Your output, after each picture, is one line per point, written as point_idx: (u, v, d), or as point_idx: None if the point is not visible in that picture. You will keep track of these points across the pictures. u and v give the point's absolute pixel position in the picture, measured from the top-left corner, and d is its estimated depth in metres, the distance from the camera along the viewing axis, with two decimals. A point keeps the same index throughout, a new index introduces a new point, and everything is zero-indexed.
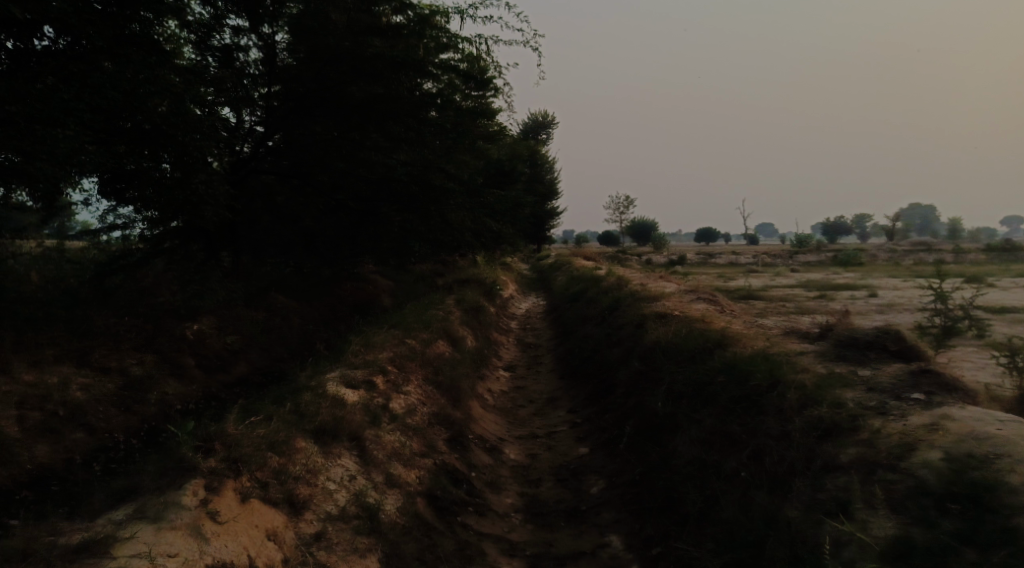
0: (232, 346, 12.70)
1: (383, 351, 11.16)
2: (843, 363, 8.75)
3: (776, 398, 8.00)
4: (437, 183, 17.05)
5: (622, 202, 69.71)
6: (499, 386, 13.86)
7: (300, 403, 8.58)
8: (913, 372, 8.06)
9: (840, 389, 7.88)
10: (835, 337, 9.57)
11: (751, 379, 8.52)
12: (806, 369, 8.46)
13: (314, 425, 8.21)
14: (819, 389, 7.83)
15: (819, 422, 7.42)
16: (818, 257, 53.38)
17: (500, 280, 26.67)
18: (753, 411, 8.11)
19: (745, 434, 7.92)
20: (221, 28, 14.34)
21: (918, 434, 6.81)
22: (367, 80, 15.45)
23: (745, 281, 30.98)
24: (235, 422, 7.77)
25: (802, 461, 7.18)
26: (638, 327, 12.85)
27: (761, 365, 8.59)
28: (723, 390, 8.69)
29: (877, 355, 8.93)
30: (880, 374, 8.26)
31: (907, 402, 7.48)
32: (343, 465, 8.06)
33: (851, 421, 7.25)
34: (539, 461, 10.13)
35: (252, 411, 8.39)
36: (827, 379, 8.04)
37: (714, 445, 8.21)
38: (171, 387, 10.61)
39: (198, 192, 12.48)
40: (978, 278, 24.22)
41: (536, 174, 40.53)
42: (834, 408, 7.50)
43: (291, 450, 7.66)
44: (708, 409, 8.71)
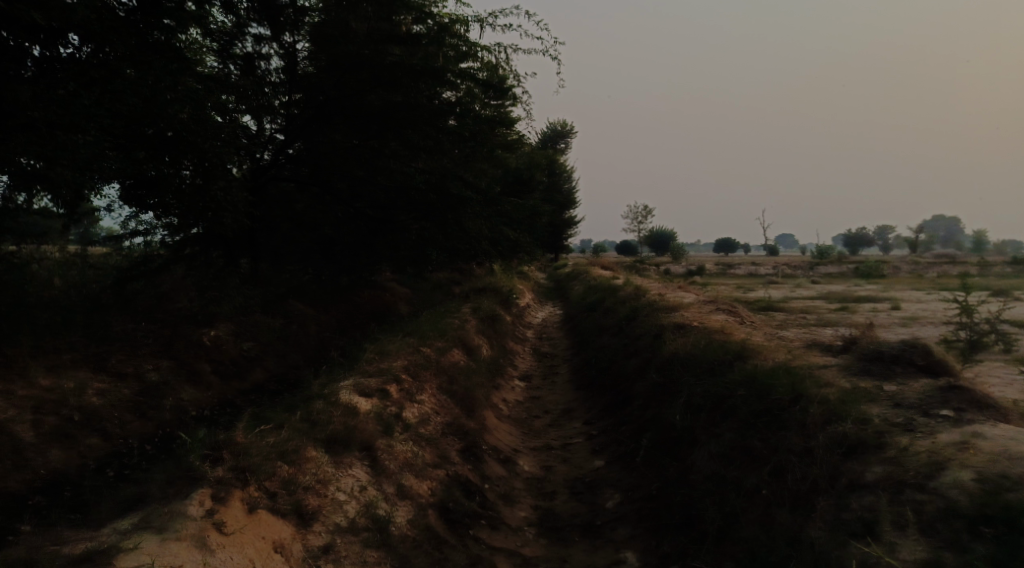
0: (248, 352, 12.66)
1: (398, 360, 11.07)
2: (867, 378, 8.54)
3: (798, 413, 7.81)
4: (454, 191, 16.78)
5: (641, 212, 69.44)
6: (514, 396, 13.73)
7: (313, 412, 8.51)
8: (941, 388, 7.84)
9: (865, 404, 7.67)
10: (859, 351, 9.36)
11: (773, 392, 8.33)
12: (829, 383, 8.25)
13: (325, 434, 8.15)
14: (843, 404, 7.63)
15: (842, 439, 7.22)
16: (839, 269, 52.77)
17: (517, 289, 26.57)
18: (774, 425, 7.92)
19: (766, 450, 7.73)
20: (242, 36, 14.44)
21: (949, 453, 6.59)
22: (387, 88, 15.46)
23: (765, 292, 30.66)
24: (245, 431, 7.73)
25: (826, 479, 6.98)
26: (656, 338, 12.68)
27: (782, 379, 8.40)
28: (744, 404, 8.50)
29: (903, 369, 8.71)
30: (906, 389, 8.03)
31: (935, 419, 7.26)
32: (355, 476, 7.96)
33: (877, 439, 7.05)
34: (554, 473, 9.97)
35: (265, 420, 8.32)
36: (851, 394, 7.84)
37: (733, 460, 8.03)
38: (186, 394, 10.57)
39: (217, 198, 12.58)
40: (1004, 292, 23.77)
41: (555, 184, 40.47)
42: (859, 424, 7.30)
43: (301, 460, 7.59)
44: (728, 423, 8.52)
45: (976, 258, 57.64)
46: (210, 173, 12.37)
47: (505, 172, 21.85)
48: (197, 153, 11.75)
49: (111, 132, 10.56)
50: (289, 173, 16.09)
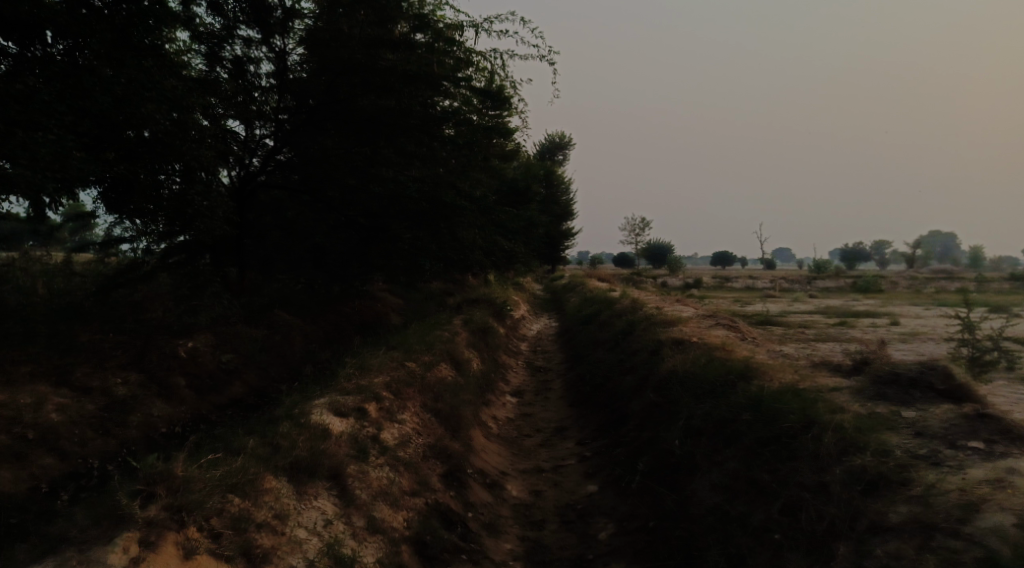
0: (227, 365, 12.05)
1: (379, 376, 10.50)
2: (883, 402, 7.98)
3: (810, 442, 7.25)
4: (449, 201, 16.02)
5: (639, 224, 68.97)
6: (505, 413, 13.17)
7: (284, 437, 7.95)
8: (965, 415, 7.30)
9: (883, 433, 7.13)
10: (871, 372, 8.81)
11: (781, 418, 7.77)
12: (843, 408, 7.67)
13: (288, 460, 7.61)
14: (859, 432, 7.08)
15: (859, 475, 6.67)
16: (837, 283, 52.24)
17: (512, 300, 26.02)
18: (782, 455, 7.38)
19: (775, 483, 7.17)
20: (232, 39, 13.96)
21: (983, 492, 6.03)
22: (378, 93, 14.80)
23: (762, 306, 30.16)
24: (191, 461, 7.13)
25: (843, 520, 6.41)
26: (653, 354, 12.12)
27: (792, 404, 7.81)
28: (749, 429, 7.94)
29: (922, 394, 8.15)
30: (928, 416, 7.48)
31: (964, 451, 6.70)
32: (319, 509, 7.37)
33: (897, 473, 6.52)
34: (544, 499, 9.38)
35: (228, 444, 7.76)
36: (866, 421, 7.30)
37: (737, 493, 7.48)
38: (157, 408, 9.97)
39: (195, 204, 11.91)
40: (1004, 308, 23.29)
41: (552, 195, 39.94)
42: (878, 456, 6.75)
43: (256, 492, 7.02)
44: (732, 451, 7.97)
45: (975, 275, 57.21)
46: (191, 176, 11.78)
47: (502, 182, 21.34)
48: (176, 156, 11.23)
49: (82, 133, 10.05)
50: (279, 180, 15.56)
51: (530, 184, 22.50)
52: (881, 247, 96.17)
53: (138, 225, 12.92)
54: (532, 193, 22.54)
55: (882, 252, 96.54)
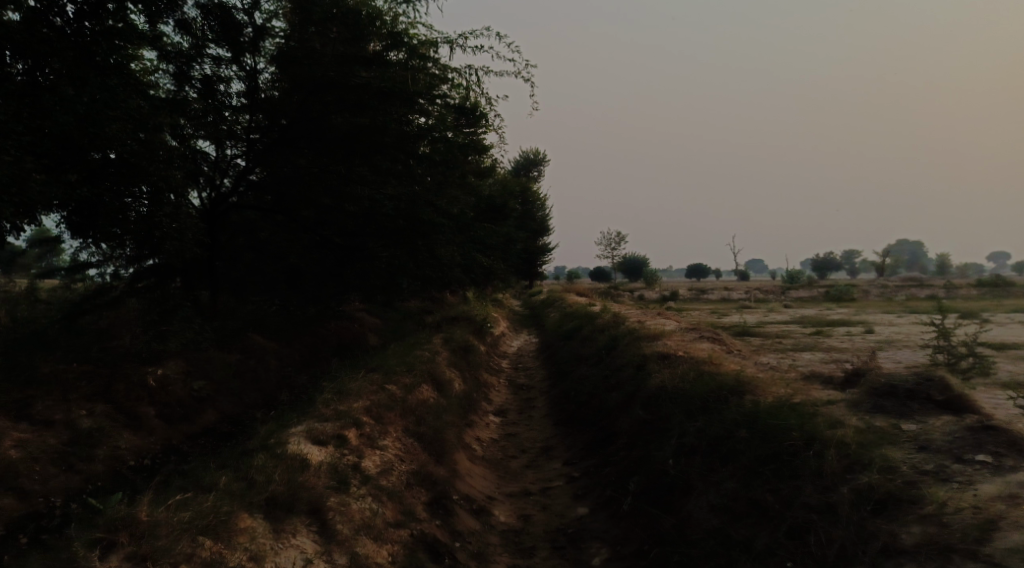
0: (199, 392, 11.64)
1: (359, 401, 10.15)
2: (880, 415, 7.84)
3: (812, 461, 7.04)
4: (426, 219, 15.55)
5: (614, 238, 69.02)
6: (488, 433, 12.85)
7: (260, 471, 7.60)
8: (968, 429, 7.15)
9: (886, 448, 6.97)
10: (865, 384, 8.65)
11: (778, 436, 7.56)
12: (842, 423, 7.50)
13: (263, 496, 7.25)
14: (864, 448, 6.92)
15: (866, 495, 6.48)
16: (810, 292, 52.62)
17: (490, 317, 25.71)
18: (784, 474, 7.17)
19: (778, 504, 6.95)
20: (201, 58, 13.43)
21: (997, 510, 5.88)
22: (352, 110, 14.55)
23: (739, 317, 30.15)
24: (155, 504, 6.86)
25: (854, 543, 6.21)
26: (639, 369, 11.89)
27: (791, 421, 7.60)
28: (747, 447, 7.71)
29: (921, 405, 8.00)
30: (929, 429, 7.34)
31: (971, 466, 6.56)
32: (299, 547, 7.00)
33: (906, 492, 6.33)
34: (534, 524, 9.08)
35: (198, 481, 7.46)
36: (867, 436, 7.12)
37: (737, 514, 7.25)
38: (124, 440, 9.54)
39: (163, 226, 11.50)
40: (975, 314, 23.54)
41: (528, 210, 39.76)
42: (885, 474, 6.57)
43: (229, 532, 6.65)
44: (730, 470, 7.73)
45: (945, 281, 57.96)
46: (159, 198, 11.39)
47: (479, 199, 21.11)
48: (143, 177, 10.86)
49: (42, 154, 9.61)
50: (251, 200, 15.34)
51: (507, 200, 22.30)
52: (851, 256, 97.29)
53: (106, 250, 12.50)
54: (508, 209, 22.35)
55: (853, 261, 97.66)
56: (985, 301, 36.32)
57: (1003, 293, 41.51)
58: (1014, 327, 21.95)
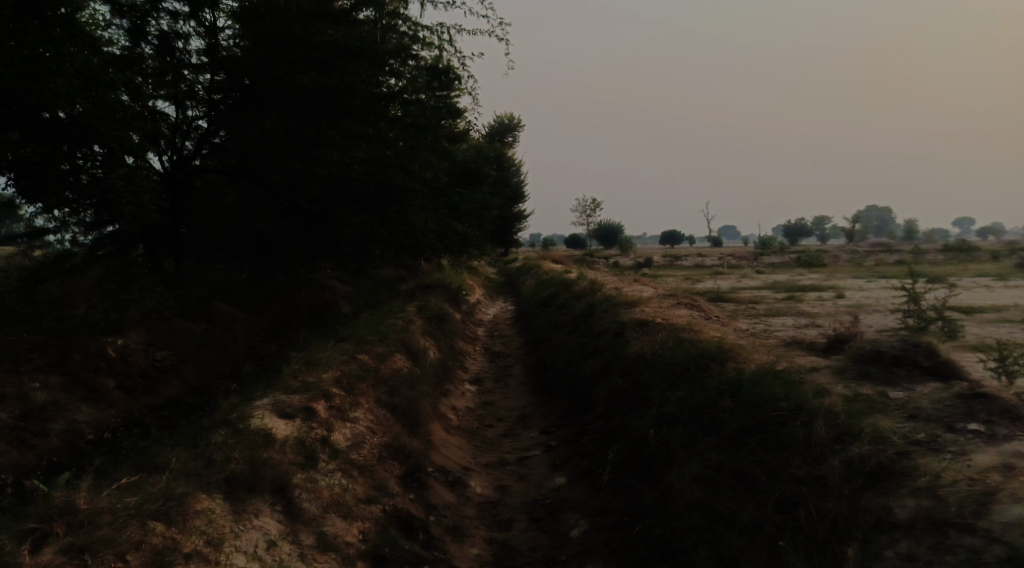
0: (162, 363, 11.28)
1: (328, 372, 9.86)
2: (867, 383, 7.71)
3: (799, 432, 6.87)
4: (399, 182, 15.13)
5: (589, 205, 68.69)
6: (464, 402, 12.61)
7: (219, 448, 7.29)
8: (957, 397, 7.04)
9: (874, 416, 6.84)
10: (850, 350, 8.52)
11: (763, 405, 7.39)
12: (828, 391, 7.37)
13: (222, 475, 6.93)
14: (852, 417, 6.77)
15: (857, 467, 6.32)
16: (783, 259, 52.94)
17: (466, 285, 25.40)
18: (770, 445, 7.02)
19: (764, 476, 6.81)
20: (157, 13, 12.86)
21: (992, 481, 5.77)
22: (319, 71, 14.04)
23: (714, 283, 30.13)
24: (97, 488, 6.49)
25: (844, 517, 6.07)
26: (617, 336, 11.70)
27: (778, 389, 7.42)
28: (731, 417, 7.54)
29: (907, 372, 7.88)
30: (917, 397, 7.22)
31: (964, 435, 6.45)
32: (262, 528, 6.72)
33: (898, 463, 6.19)
34: (510, 495, 8.88)
35: (150, 459, 7.10)
36: (855, 404, 6.98)
37: (720, 486, 7.11)
38: (82, 414, 9.18)
39: (117, 189, 10.99)
40: (944, 279, 23.71)
41: (503, 177, 39.26)
42: (875, 444, 6.41)
43: (182, 515, 6.32)
44: (713, 440, 7.56)
45: (915, 247, 58.66)
46: (113, 158, 10.87)
47: (453, 163, 20.65)
48: (94, 138, 10.34)
49: None
50: (216, 165, 14.70)
51: (481, 166, 21.88)
52: (821, 222, 98.04)
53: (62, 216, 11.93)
54: (483, 175, 21.95)
55: (823, 227, 98.42)
56: (952, 266, 36.71)
57: (971, 258, 42.03)
58: (983, 291, 22.12)
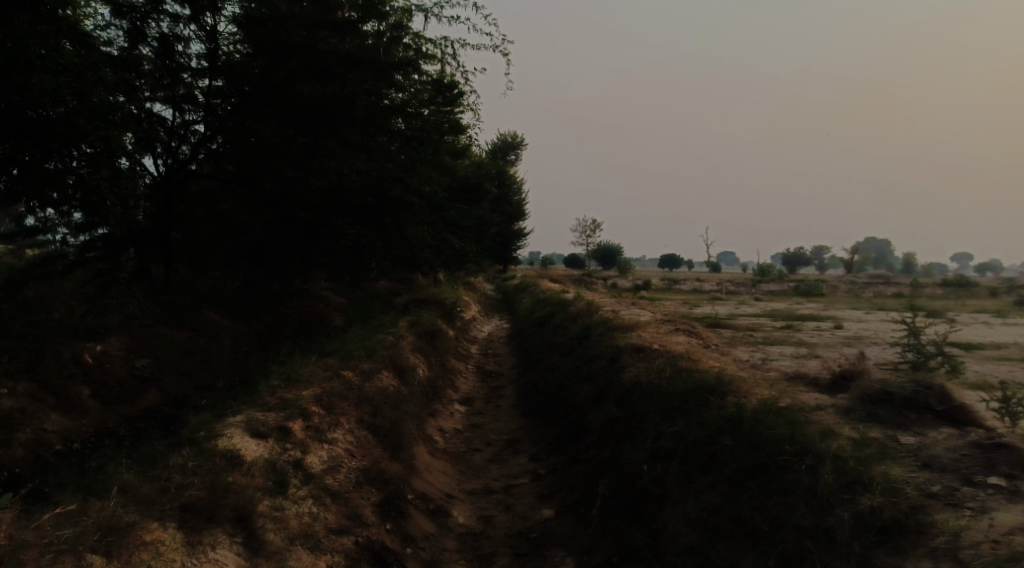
0: (141, 371, 10.91)
1: (308, 390, 9.52)
2: (875, 425, 7.37)
3: (803, 476, 6.50)
4: (395, 195, 14.86)
5: (589, 225, 68.48)
6: (451, 423, 12.23)
7: (182, 472, 6.90)
8: (974, 446, 6.69)
9: (884, 464, 6.48)
10: (857, 390, 8.18)
11: (764, 445, 7.03)
12: (834, 433, 7.01)
13: (176, 502, 6.48)
14: (861, 464, 6.42)
15: (866, 520, 5.96)
16: (781, 287, 52.68)
17: (462, 301, 25.08)
18: (772, 490, 6.65)
19: (765, 524, 6.44)
20: (158, 14, 12.57)
21: (1016, 543, 5.38)
22: (320, 79, 13.68)
23: (711, 308, 29.82)
24: (46, 513, 6.06)
25: None
26: (612, 362, 11.35)
27: (781, 428, 7.05)
28: (730, 456, 7.18)
29: (919, 415, 7.52)
30: (931, 443, 6.86)
31: (982, 488, 6.08)
32: (216, 562, 6.25)
33: (913, 519, 5.82)
34: (494, 526, 8.47)
35: (109, 479, 6.71)
36: (864, 450, 6.63)
37: (716, 531, 6.75)
38: (50, 423, 8.82)
39: (101, 190, 10.60)
40: (942, 314, 23.39)
41: (506, 195, 39.04)
42: (888, 496, 6.05)
43: (131, 545, 5.85)
44: (710, 480, 7.20)
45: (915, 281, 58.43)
46: (99, 159, 10.49)
47: (453, 179, 20.35)
48: (81, 137, 9.98)
49: None
50: (211, 170, 14.48)
51: (482, 182, 21.59)
52: (820, 251, 97.95)
53: (52, 216, 11.52)
54: (484, 191, 21.71)
55: (822, 257, 98.31)
56: (950, 300, 36.42)
57: (969, 294, 41.74)
58: (984, 327, 21.78)
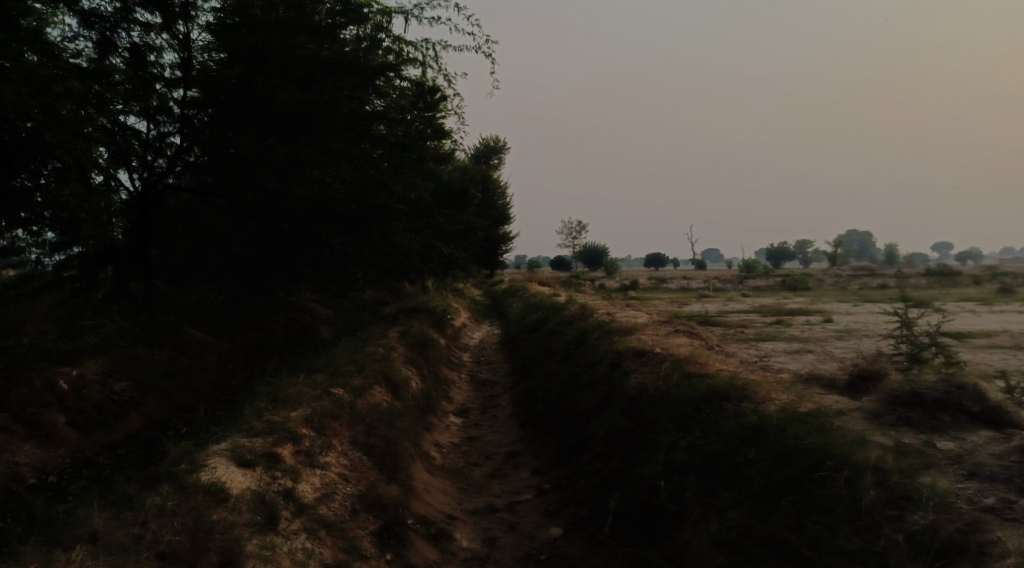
0: (121, 396, 10.39)
1: (297, 410, 9.07)
2: (908, 430, 7.07)
3: (842, 492, 6.20)
4: (380, 202, 14.07)
5: (575, 227, 68.12)
6: (448, 437, 11.78)
7: (161, 512, 6.44)
8: (1020, 451, 6.33)
9: (928, 474, 6.17)
10: (882, 393, 7.85)
11: (793, 457, 6.72)
12: (869, 440, 6.72)
13: (154, 550, 6.01)
14: (903, 477, 6.12)
15: (922, 542, 5.62)
16: (767, 281, 52.55)
17: (450, 308, 24.64)
18: (808, 510, 6.31)
19: (801, 546, 6.11)
20: (128, 23, 12.08)
21: None
22: (299, 85, 13.21)
23: (701, 306, 29.55)
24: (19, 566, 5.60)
25: None
26: (613, 367, 10.95)
27: (812, 438, 6.75)
28: (756, 472, 6.87)
29: (952, 418, 7.24)
30: (973, 449, 6.55)
31: None
32: None
33: (972, 537, 5.48)
34: (500, 549, 8.02)
35: (87, 521, 6.24)
36: (905, 460, 6.33)
37: (745, 554, 6.41)
38: (24, 456, 8.31)
39: (71, 206, 10.11)
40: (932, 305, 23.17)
41: (490, 199, 38.55)
42: (941, 512, 5.73)
43: None
44: (734, 496, 6.88)
45: (899, 271, 58.50)
46: (67, 174, 9.92)
47: (438, 185, 19.93)
48: (48, 152, 9.43)
49: None
50: (189, 182, 13.89)
51: (466, 187, 21.18)
52: (804, 245, 98.23)
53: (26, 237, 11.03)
54: (469, 197, 21.29)
55: (806, 250, 98.60)
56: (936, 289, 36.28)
57: (954, 282, 41.75)
58: (976, 316, 21.54)
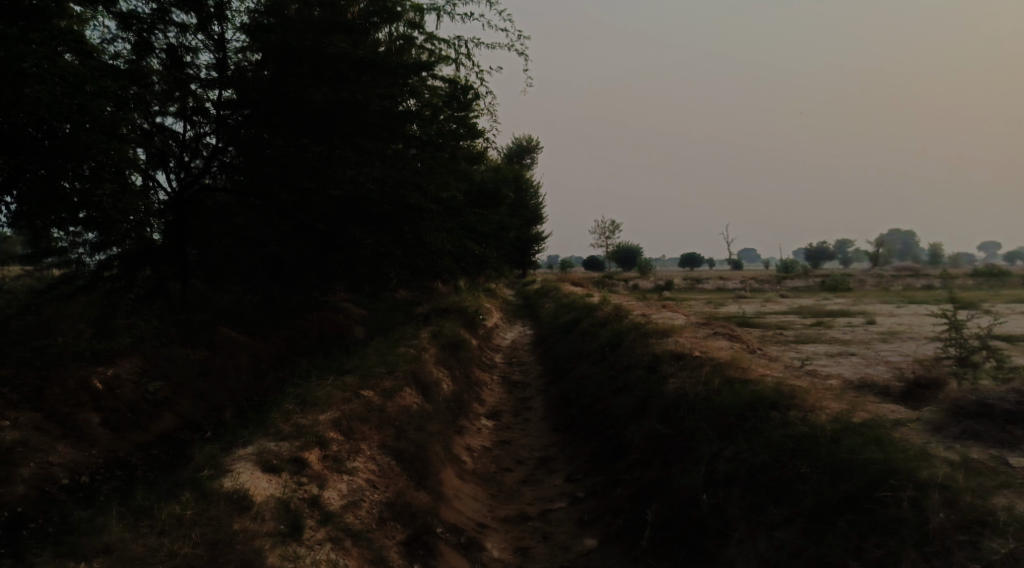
0: (155, 395, 10.35)
1: (326, 413, 8.91)
2: (976, 444, 6.68)
3: (907, 514, 5.87)
4: (412, 203, 14.04)
5: (609, 227, 67.50)
6: (480, 441, 11.55)
7: (179, 524, 6.29)
8: None
9: (1004, 495, 5.81)
10: (943, 403, 7.44)
11: (850, 472, 6.37)
12: (935, 456, 6.34)
13: (168, 561, 5.89)
14: (978, 498, 5.76)
15: None
16: (805, 282, 51.44)
17: (482, 307, 24.43)
18: (869, 531, 5.98)
19: None
20: (165, 25, 11.97)
21: None
22: (332, 85, 13.04)
23: (737, 308, 28.91)
24: None
25: None
26: (650, 371, 10.60)
27: (872, 452, 6.36)
28: (808, 487, 6.52)
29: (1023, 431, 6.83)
30: None
31: None
32: None
33: None
34: (532, 560, 7.75)
35: (110, 530, 6.14)
36: (977, 478, 5.97)
37: None
38: (56, 456, 8.24)
39: (104, 206, 10.07)
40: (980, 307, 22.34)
41: (523, 199, 38.28)
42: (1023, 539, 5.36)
43: None
44: (784, 514, 6.55)
45: (944, 271, 56.89)
46: (101, 173, 9.86)
47: (470, 184, 19.71)
48: (82, 154, 9.39)
49: None
50: (225, 183, 13.67)
51: (499, 186, 20.93)
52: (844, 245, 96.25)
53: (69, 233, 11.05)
54: (502, 196, 21.05)
55: (846, 250, 96.59)
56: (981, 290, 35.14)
57: (1000, 283, 40.41)
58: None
